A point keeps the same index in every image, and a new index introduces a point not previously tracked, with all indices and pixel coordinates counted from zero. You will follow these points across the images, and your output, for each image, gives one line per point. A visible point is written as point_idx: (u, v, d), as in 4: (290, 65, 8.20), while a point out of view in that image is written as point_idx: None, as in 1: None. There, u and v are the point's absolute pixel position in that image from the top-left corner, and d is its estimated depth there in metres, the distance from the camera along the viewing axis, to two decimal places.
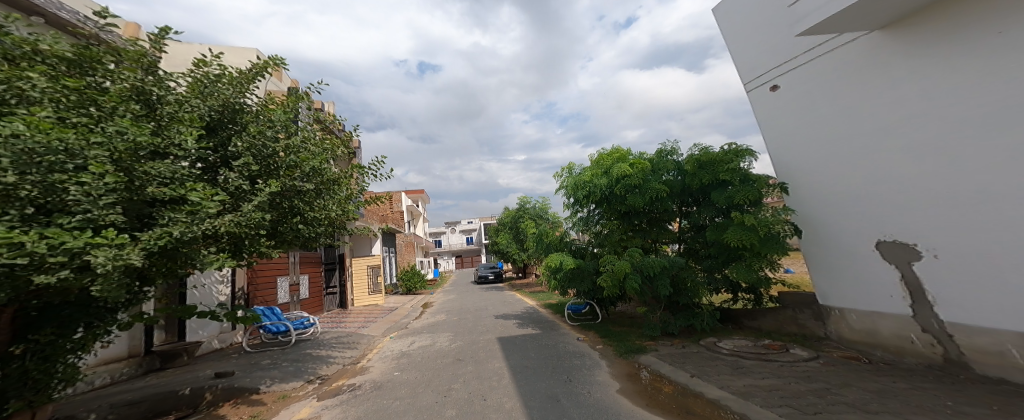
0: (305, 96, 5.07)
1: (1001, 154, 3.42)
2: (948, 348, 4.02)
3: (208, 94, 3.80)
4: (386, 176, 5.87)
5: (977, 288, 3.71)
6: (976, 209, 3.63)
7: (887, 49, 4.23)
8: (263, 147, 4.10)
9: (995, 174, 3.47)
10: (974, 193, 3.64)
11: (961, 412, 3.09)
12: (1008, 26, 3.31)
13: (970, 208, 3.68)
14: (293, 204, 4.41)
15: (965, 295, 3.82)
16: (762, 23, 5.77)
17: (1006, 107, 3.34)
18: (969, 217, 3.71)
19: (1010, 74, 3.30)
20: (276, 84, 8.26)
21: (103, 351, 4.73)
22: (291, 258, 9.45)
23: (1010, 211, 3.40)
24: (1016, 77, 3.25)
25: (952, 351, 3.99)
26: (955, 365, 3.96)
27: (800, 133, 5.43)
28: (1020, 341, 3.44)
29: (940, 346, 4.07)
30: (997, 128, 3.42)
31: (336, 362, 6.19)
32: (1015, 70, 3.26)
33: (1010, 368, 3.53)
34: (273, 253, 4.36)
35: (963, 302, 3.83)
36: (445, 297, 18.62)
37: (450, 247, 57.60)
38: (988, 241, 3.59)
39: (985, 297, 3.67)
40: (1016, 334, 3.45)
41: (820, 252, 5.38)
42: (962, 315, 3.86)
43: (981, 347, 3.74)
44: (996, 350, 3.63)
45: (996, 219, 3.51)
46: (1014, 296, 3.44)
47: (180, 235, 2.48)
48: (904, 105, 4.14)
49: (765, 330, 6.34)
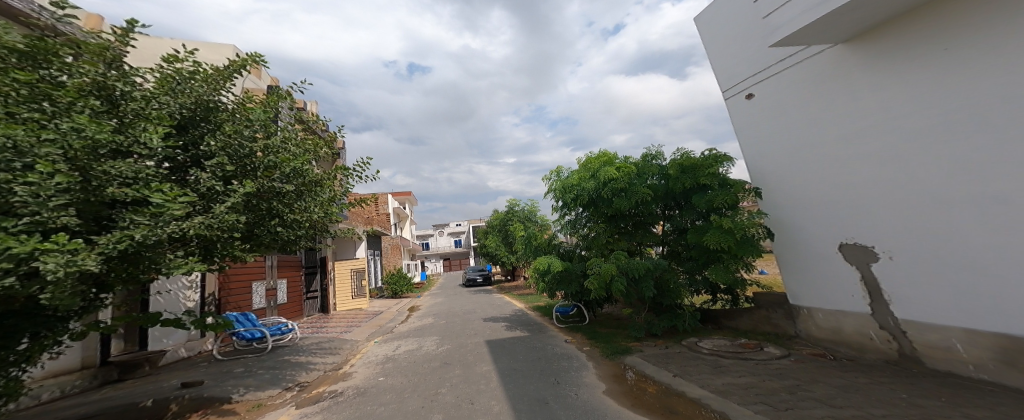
0: (286, 96, 4.96)
1: (951, 163, 3.59)
2: (903, 343, 4.19)
3: (181, 92, 3.65)
4: (371, 179, 5.33)
5: (927, 285, 3.90)
6: (928, 213, 3.82)
7: (850, 61, 4.42)
8: (240, 147, 3.94)
9: (942, 181, 3.67)
10: (924, 198, 3.84)
11: (916, 404, 3.23)
12: (951, 43, 3.51)
13: (922, 213, 3.87)
14: (272, 206, 4.30)
15: (916, 295, 4.01)
16: (737, 34, 5.98)
17: (951, 117, 3.55)
18: (920, 221, 3.90)
19: (954, 87, 3.51)
20: (255, 81, 8.02)
21: (52, 363, 4.45)
22: (268, 262, 9.18)
23: (956, 215, 3.60)
24: (960, 89, 3.46)
25: (906, 346, 4.16)
26: (909, 359, 4.15)
27: (773, 140, 5.60)
28: (964, 335, 3.64)
29: (896, 342, 4.24)
30: (943, 138, 3.62)
31: (316, 368, 6.02)
32: (959, 82, 3.47)
33: (955, 361, 3.73)
34: (248, 257, 4.22)
35: (916, 301, 4.01)
36: (432, 300, 18.38)
37: (437, 249, 57.09)
38: (936, 244, 3.79)
39: (935, 296, 3.84)
40: (960, 329, 3.65)
41: (790, 254, 5.56)
42: (914, 312, 4.05)
43: (930, 342, 3.94)
44: (943, 345, 3.83)
45: (943, 224, 3.71)
46: (961, 295, 3.63)
47: (142, 239, 2.36)
48: (866, 114, 4.32)
49: (742, 330, 6.50)
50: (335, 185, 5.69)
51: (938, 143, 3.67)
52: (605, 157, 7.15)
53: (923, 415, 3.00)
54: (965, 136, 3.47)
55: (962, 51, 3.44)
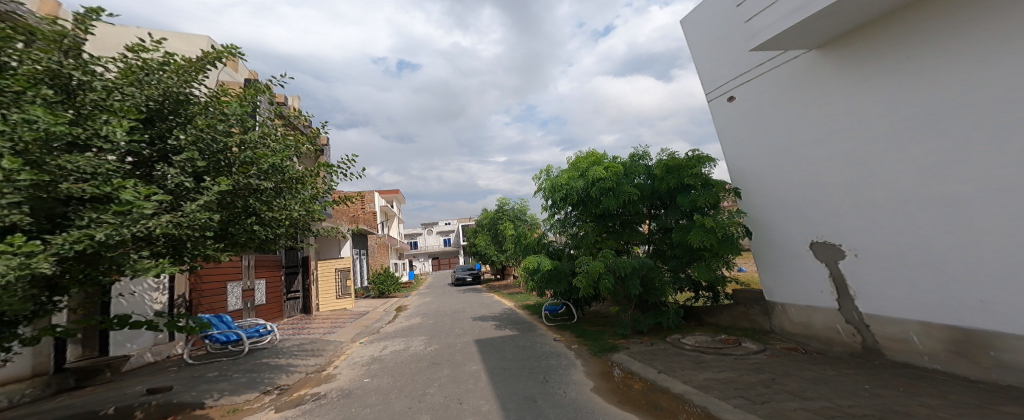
0: (266, 90, 4.84)
1: (915, 167, 3.71)
2: (866, 337, 4.38)
3: (148, 83, 3.46)
4: (358, 176, 5.28)
5: (888, 281, 4.08)
6: (891, 214, 3.97)
7: (823, 67, 4.55)
8: (213, 141, 3.76)
9: (904, 182, 3.82)
10: (889, 199, 3.98)
11: (877, 393, 3.37)
12: (913, 52, 3.66)
13: (885, 213, 4.03)
14: (248, 204, 4.17)
15: (879, 291, 4.18)
16: (720, 38, 6.09)
17: (912, 122, 3.70)
18: (884, 220, 4.05)
19: (915, 92, 3.65)
20: (231, 73, 7.70)
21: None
22: (245, 262, 8.89)
23: (914, 215, 3.77)
24: (921, 94, 3.61)
25: (869, 339, 4.34)
26: (872, 352, 4.33)
27: (752, 142, 5.72)
28: (920, 328, 3.82)
29: (860, 335, 4.43)
30: (905, 141, 3.78)
31: (297, 370, 5.87)
32: (919, 88, 3.62)
33: (913, 353, 3.92)
34: (222, 257, 4.08)
35: (878, 296, 4.18)
36: (419, 299, 18.20)
37: (426, 248, 56.61)
38: (900, 243, 3.93)
39: (895, 292, 4.01)
40: (917, 322, 3.84)
41: (765, 252, 5.73)
42: (876, 307, 4.22)
43: (890, 335, 4.12)
44: (901, 337, 4.02)
45: (904, 223, 3.87)
46: (917, 289, 3.81)
47: (103, 238, 2.24)
48: (837, 118, 4.44)
49: (722, 326, 6.65)
50: (318, 182, 5.61)
51: (903, 147, 3.80)
52: (593, 157, 7.17)
53: (887, 405, 3.12)
54: (924, 140, 3.62)
55: (923, 60, 3.58)
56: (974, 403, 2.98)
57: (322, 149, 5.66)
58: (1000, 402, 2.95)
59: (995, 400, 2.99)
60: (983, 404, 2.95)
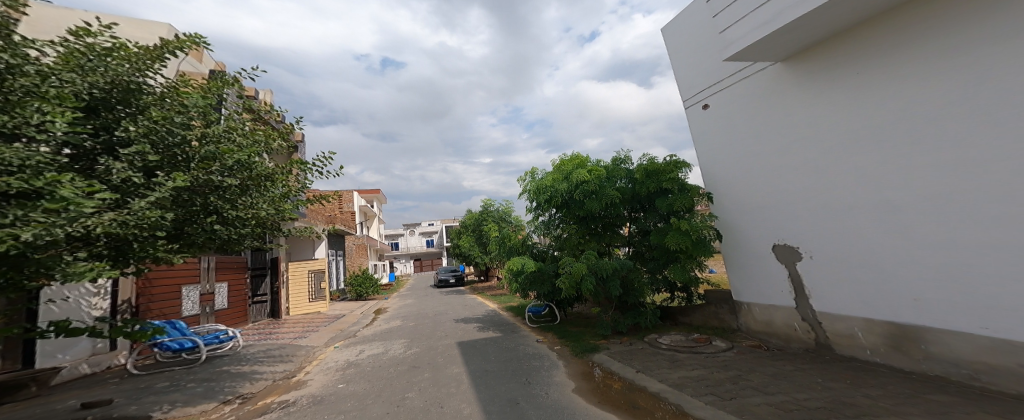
0: (234, 82, 4.60)
1: (870, 177, 3.85)
2: (818, 333, 4.60)
3: (92, 70, 3.19)
4: (335, 174, 5.28)
5: (839, 281, 4.29)
6: (845, 220, 4.16)
7: (787, 78, 4.74)
8: (169, 134, 3.51)
9: (857, 190, 4.01)
10: (844, 206, 4.17)
11: (827, 387, 3.52)
12: (864, 67, 3.85)
13: (840, 219, 4.22)
14: (209, 201, 3.91)
15: (832, 292, 4.38)
16: (696, 46, 6.26)
17: (863, 133, 3.90)
18: (839, 225, 4.25)
19: (866, 105, 3.85)
20: (193, 63, 7.27)
21: None
22: (204, 264, 8.38)
23: (864, 221, 3.97)
24: (871, 107, 3.81)
25: (821, 336, 4.57)
26: (824, 347, 4.55)
27: (724, 149, 5.88)
28: (864, 324, 4.06)
29: (813, 332, 4.65)
30: (857, 151, 3.97)
31: (263, 377, 5.57)
32: (869, 101, 3.82)
33: (858, 348, 4.15)
34: (176, 258, 3.81)
35: (831, 296, 4.38)
36: (400, 302, 17.79)
37: (407, 250, 55.62)
38: (851, 247, 4.13)
39: (848, 293, 4.20)
40: (861, 319, 4.08)
41: (732, 254, 5.92)
42: (828, 305, 4.45)
43: (837, 331, 4.36)
44: (847, 333, 4.26)
45: (855, 228, 4.06)
46: (863, 289, 4.04)
47: (32, 239, 2.03)
48: (799, 128, 4.63)
49: (694, 326, 6.79)
50: (291, 180, 5.42)
51: (855, 157, 3.99)
52: (577, 160, 7.22)
53: (836, 397, 3.27)
54: (875, 149, 3.80)
55: (872, 74, 3.79)
56: (908, 393, 3.18)
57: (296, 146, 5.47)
58: (930, 392, 3.17)
59: (926, 390, 3.21)
60: (916, 394, 3.16)
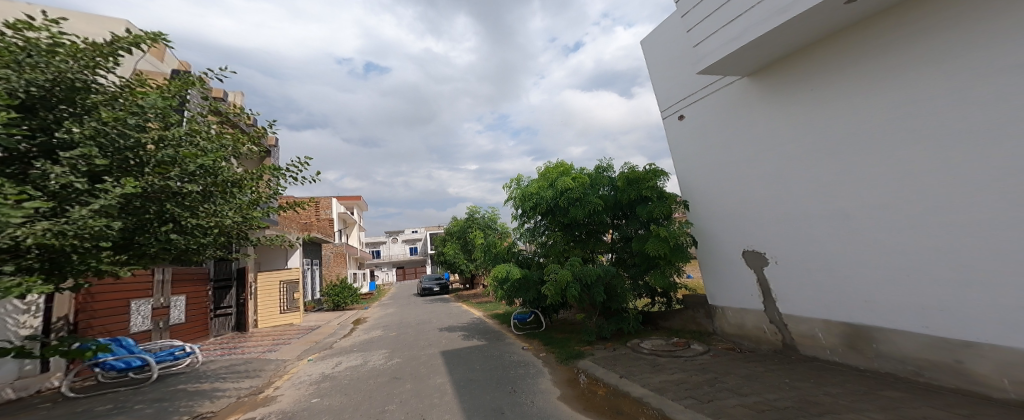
0: (198, 83, 4.37)
1: (831, 186, 4.04)
2: (785, 335, 4.78)
3: (32, 66, 2.94)
4: (312, 180, 5.05)
5: (803, 285, 4.48)
6: (808, 227, 4.35)
7: (754, 92, 4.93)
8: (121, 137, 3.26)
9: (819, 199, 4.19)
10: (807, 214, 4.35)
11: (793, 386, 3.63)
12: (822, 83, 4.07)
13: (804, 226, 4.40)
14: (168, 209, 3.62)
15: (797, 295, 4.56)
16: (672, 58, 6.45)
17: (823, 145, 4.10)
18: (803, 232, 4.43)
19: (825, 119, 4.06)
20: (153, 62, 6.89)
21: None
22: (157, 276, 7.85)
23: (825, 228, 4.16)
24: (829, 121, 4.01)
25: (787, 337, 4.74)
26: (790, 348, 4.72)
27: (698, 158, 6.05)
28: (824, 325, 4.26)
29: (780, 334, 4.82)
30: (818, 162, 4.17)
31: (226, 394, 5.22)
32: (827, 115, 4.03)
33: (820, 348, 4.33)
34: (124, 270, 3.50)
35: (796, 300, 4.56)
36: (380, 311, 17.25)
37: (388, 258, 54.33)
38: (813, 253, 4.32)
39: (811, 297, 4.38)
40: (822, 320, 4.27)
41: (707, 260, 6.07)
42: (792, 308, 4.63)
43: (802, 332, 4.54)
44: (810, 334, 4.44)
45: (818, 234, 4.25)
46: (824, 292, 4.23)
47: None
48: (766, 139, 4.82)
49: (673, 330, 6.89)
50: (262, 186, 5.25)
51: (817, 168, 4.19)
52: (563, 167, 7.20)
53: (801, 396, 3.36)
54: (835, 161, 3.99)
55: (830, 90, 4.00)
56: (863, 390, 3.34)
57: (268, 150, 5.27)
58: (882, 388, 3.34)
59: (878, 387, 3.38)
60: (870, 390, 3.32)
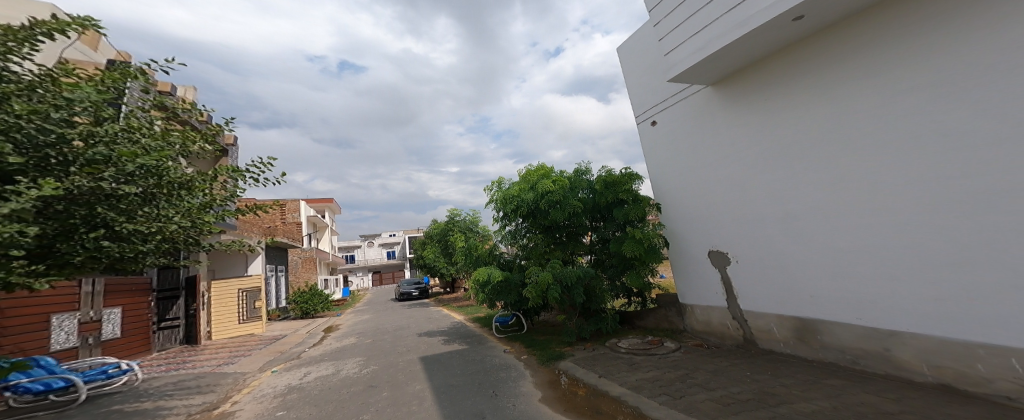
0: (139, 75, 3.96)
1: (788, 190, 4.24)
2: (746, 330, 5.00)
3: None
4: (273, 182, 4.30)
5: (761, 282, 4.69)
6: (767, 228, 4.55)
7: (718, 100, 5.13)
8: (41, 133, 2.89)
9: (777, 202, 4.40)
10: (766, 216, 4.55)
11: (753, 379, 3.79)
12: (778, 93, 4.29)
13: (762, 228, 4.61)
14: (99, 213, 3.22)
15: (757, 293, 4.77)
16: (645, 65, 6.60)
17: (780, 151, 4.31)
18: (761, 234, 4.63)
19: (782, 126, 4.27)
20: (82, 51, 6.21)
21: None
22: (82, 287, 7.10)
23: (782, 229, 4.37)
24: (786, 128, 4.22)
25: (748, 332, 4.96)
26: (750, 343, 4.93)
27: (669, 163, 6.21)
28: (778, 320, 4.49)
29: (742, 329, 5.04)
30: (777, 167, 4.37)
31: (174, 413, 4.78)
32: (784, 123, 4.24)
33: (775, 341, 4.56)
34: (42, 281, 3.09)
35: (755, 297, 4.77)
36: (352, 318, 16.55)
37: (361, 262, 52.49)
38: (770, 253, 4.53)
39: (768, 294, 4.58)
40: (776, 315, 4.50)
41: (677, 260, 6.23)
42: (752, 304, 4.85)
43: (760, 327, 4.76)
44: (766, 328, 4.67)
45: (775, 236, 4.45)
46: (778, 289, 4.45)
47: None
48: (729, 145, 5.02)
49: (648, 328, 7.03)
50: (217, 188, 4.86)
51: (775, 172, 4.39)
52: (542, 170, 7.18)
53: (761, 388, 3.50)
54: (791, 166, 4.20)
55: (785, 99, 4.21)
56: (811, 379, 3.53)
57: (223, 149, 4.89)
58: (827, 377, 3.56)
59: (823, 376, 3.60)
60: (817, 380, 3.52)
